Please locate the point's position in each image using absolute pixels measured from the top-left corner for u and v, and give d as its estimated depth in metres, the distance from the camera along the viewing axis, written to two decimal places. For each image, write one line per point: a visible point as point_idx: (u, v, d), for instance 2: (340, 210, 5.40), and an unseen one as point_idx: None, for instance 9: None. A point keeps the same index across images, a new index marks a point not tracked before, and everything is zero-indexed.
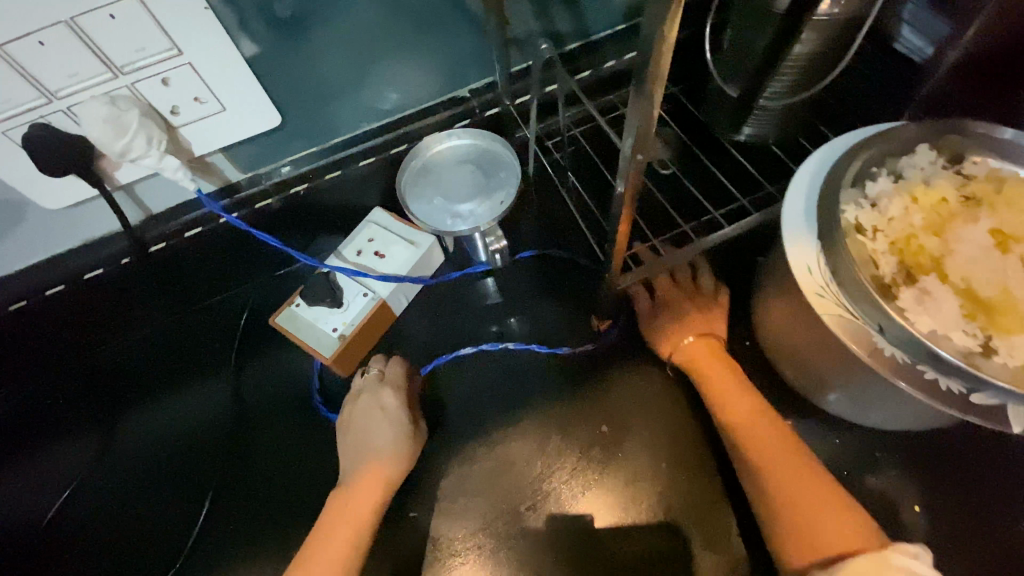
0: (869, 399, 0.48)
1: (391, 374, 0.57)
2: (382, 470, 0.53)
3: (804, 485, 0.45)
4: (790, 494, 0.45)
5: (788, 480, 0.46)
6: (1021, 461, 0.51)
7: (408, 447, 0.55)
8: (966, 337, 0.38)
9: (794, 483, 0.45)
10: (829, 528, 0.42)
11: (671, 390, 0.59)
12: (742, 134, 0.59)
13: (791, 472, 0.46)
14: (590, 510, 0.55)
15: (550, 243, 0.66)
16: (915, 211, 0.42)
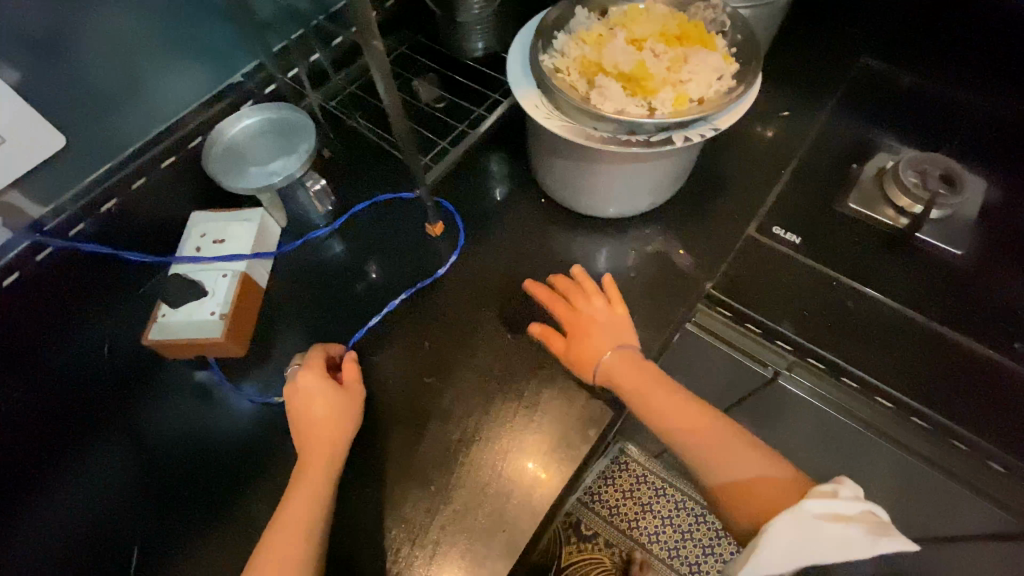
0: (619, 189, 0.68)
1: (310, 354, 0.62)
2: (324, 432, 0.56)
3: (607, 340, 0.60)
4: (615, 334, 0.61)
5: (594, 332, 0.61)
6: (719, 194, 0.76)
7: (345, 405, 0.59)
8: (639, 106, 0.56)
9: (611, 326, 0.62)
10: (581, 353, 0.60)
11: (506, 253, 0.73)
12: (477, 50, 0.81)
13: (602, 326, 0.62)
14: (484, 367, 0.65)
15: (370, 186, 0.77)
16: (588, 46, 0.60)
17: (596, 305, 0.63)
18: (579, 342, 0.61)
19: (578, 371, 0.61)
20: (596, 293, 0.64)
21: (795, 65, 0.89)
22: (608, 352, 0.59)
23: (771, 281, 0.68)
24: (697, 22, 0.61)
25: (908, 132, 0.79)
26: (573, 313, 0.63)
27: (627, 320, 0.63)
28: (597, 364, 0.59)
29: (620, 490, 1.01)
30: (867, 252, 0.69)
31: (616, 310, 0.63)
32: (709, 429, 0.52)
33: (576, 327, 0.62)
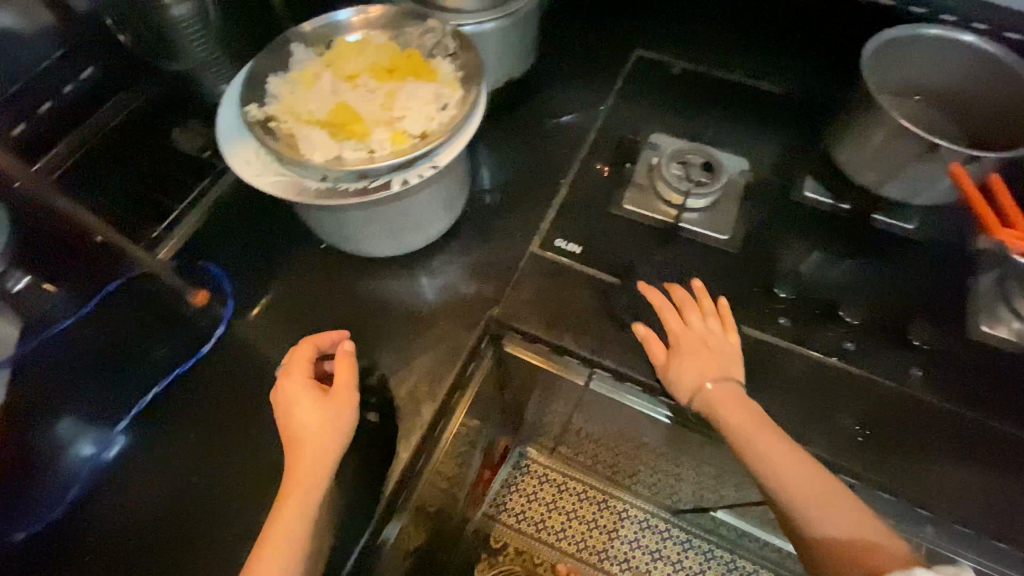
0: (378, 232, 0.65)
1: (298, 355, 0.61)
2: (306, 444, 0.55)
3: (716, 367, 0.59)
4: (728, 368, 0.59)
5: (699, 356, 0.59)
6: (503, 209, 0.76)
7: (326, 413, 0.57)
8: (354, 153, 0.52)
9: (718, 351, 0.60)
10: (681, 373, 0.59)
11: (286, 312, 0.70)
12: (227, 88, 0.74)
13: (705, 348, 0.60)
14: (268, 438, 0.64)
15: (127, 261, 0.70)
16: (300, 89, 0.55)
17: (700, 327, 0.61)
18: (682, 360, 0.59)
19: (676, 397, 0.59)
20: (712, 313, 0.62)
21: (579, 61, 0.89)
22: (710, 385, 0.58)
23: (551, 298, 0.68)
24: (414, 51, 0.58)
25: (681, 120, 0.82)
26: (682, 326, 0.61)
27: (736, 353, 0.60)
28: (698, 388, 0.58)
29: (524, 495, 1.14)
30: (642, 249, 0.71)
31: (726, 334, 0.61)
32: (835, 492, 0.51)
33: (677, 343, 0.60)
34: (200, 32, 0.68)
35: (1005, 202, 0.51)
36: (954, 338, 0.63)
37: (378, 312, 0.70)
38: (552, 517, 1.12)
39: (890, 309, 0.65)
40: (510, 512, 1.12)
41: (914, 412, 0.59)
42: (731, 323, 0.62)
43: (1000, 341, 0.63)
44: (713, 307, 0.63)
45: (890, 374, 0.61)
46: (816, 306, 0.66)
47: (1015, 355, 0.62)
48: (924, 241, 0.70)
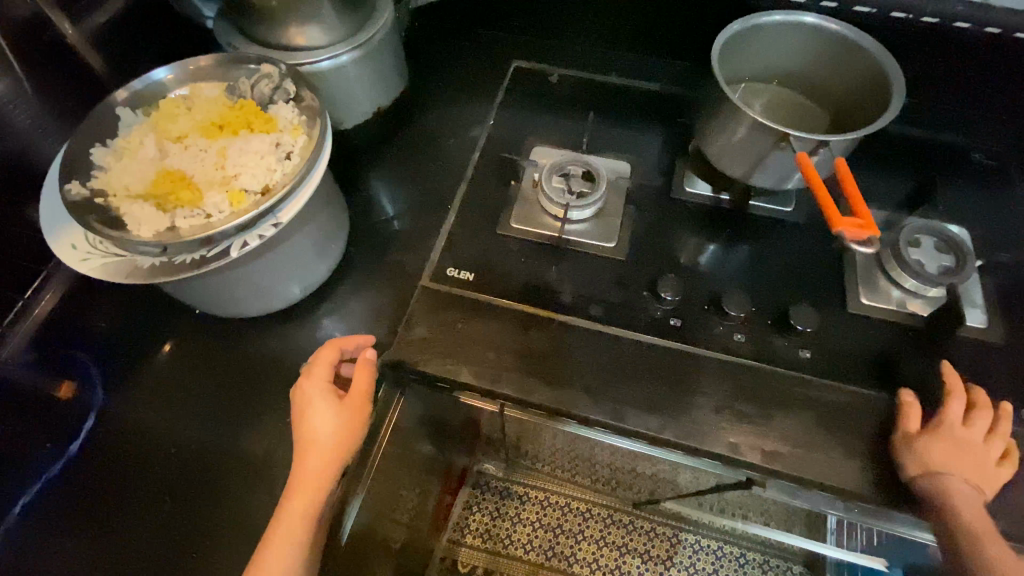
0: (249, 297, 0.61)
1: (321, 357, 0.59)
2: (320, 449, 0.54)
3: (971, 470, 0.54)
4: (957, 444, 0.55)
5: (960, 451, 0.55)
6: (387, 245, 0.74)
7: (345, 418, 0.56)
8: (188, 219, 0.49)
9: (977, 460, 0.55)
10: (929, 454, 0.55)
11: (165, 387, 0.66)
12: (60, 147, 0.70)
13: (972, 455, 0.55)
14: (153, 524, 0.60)
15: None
16: (126, 160, 0.52)
17: (978, 429, 0.56)
18: (937, 444, 0.55)
19: (908, 466, 0.55)
20: (983, 401, 0.58)
21: (458, 78, 0.87)
22: (960, 480, 0.54)
23: (445, 333, 0.65)
24: (248, 103, 0.55)
25: (564, 127, 0.81)
26: (957, 419, 0.57)
27: (999, 473, 0.55)
28: (946, 476, 0.54)
29: (486, 513, 1.13)
30: (532, 267, 0.70)
31: (1000, 469, 0.55)
32: (997, 545, 0.51)
33: (938, 431, 0.56)
34: (27, 110, 0.65)
35: (853, 191, 0.53)
36: (837, 316, 0.65)
37: (265, 370, 0.66)
38: (518, 530, 1.11)
39: (777, 296, 0.67)
40: (474, 532, 1.12)
41: (808, 394, 0.60)
42: (1004, 429, 0.57)
43: (880, 312, 0.65)
44: (989, 407, 0.58)
45: (783, 360, 0.62)
46: (703, 301, 0.66)
47: (898, 327, 0.64)
48: (800, 222, 0.72)
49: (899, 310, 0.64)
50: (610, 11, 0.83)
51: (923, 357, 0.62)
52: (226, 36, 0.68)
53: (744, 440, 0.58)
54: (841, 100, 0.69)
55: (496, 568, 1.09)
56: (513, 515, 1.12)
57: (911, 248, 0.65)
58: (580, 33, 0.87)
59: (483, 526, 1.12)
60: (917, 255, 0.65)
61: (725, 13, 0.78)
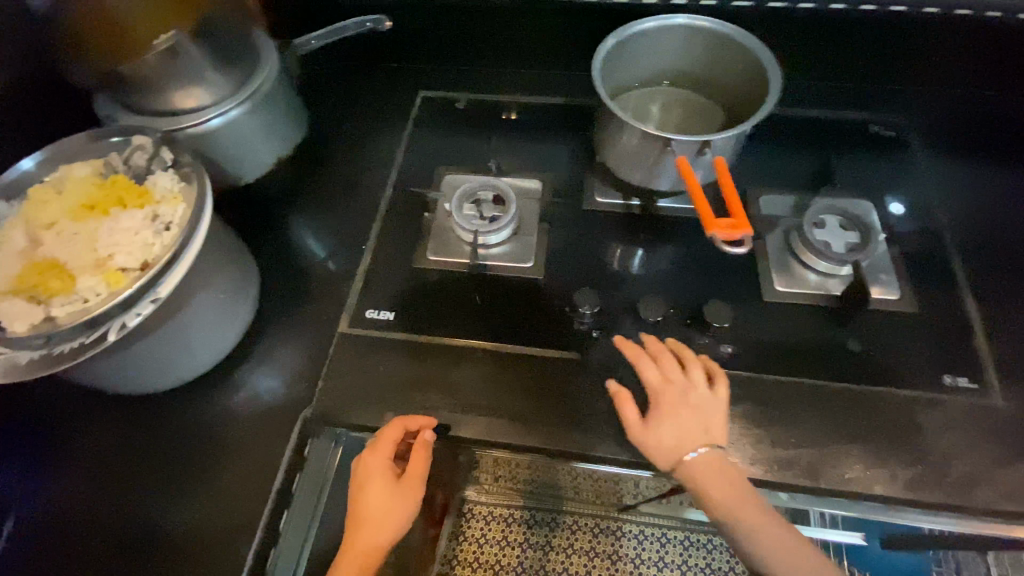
0: (154, 371, 0.59)
1: (385, 431, 0.59)
2: (373, 529, 0.56)
3: (697, 430, 0.54)
4: (665, 402, 0.56)
5: (681, 418, 0.55)
6: (301, 293, 0.71)
7: (403, 498, 0.57)
8: (68, 307, 0.48)
9: (703, 417, 0.55)
10: (661, 438, 0.54)
11: (77, 479, 0.62)
12: None
13: (688, 406, 0.55)
14: None
15: None
16: None
17: (678, 380, 0.57)
18: (659, 425, 0.55)
19: (652, 458, 0.55)
20: (665, 374, 0.57)
21: (363, 112, 0.86)
22: (692, 453, 0.54)
23: (370, 378, 0.64)
24: (121, 177, 0.55)
25: (473, 151, 0.81)
26: (658, 383, 0.57)
27: (720, 406, 0.56)
28: (681, 456, 0.54)
29: (472, 543, 1.17)
30: (454, 298, 0.69)
31: (711, 389, 0.56)
32: (749, 512, 0.52)
33: (653, 412, 0.56)
34: None
35: (731, 191, 0.54)
36: (756, 306, 0.65)
37: (184, 444, 0.63)
38: (506, 553, 1.16)
39: (697, 294, 0.67)
40: (462, 563, 1.16)
41: (737, 388, 0.60)
42: (704, 366, 0.58)
43: (797, 296, 0.65)
44: (697, 360, 0.59)
45: (705, 358, 0.62)
46: (623, 309, 0.67)
47: (814, 308, 0.64)
48: None
49: (815, 292, 0.65)
50: (504, 30, 0.83)
51: (844, 334, 0.63)
52: (106, 109, 0.67)
53: None
54: (730, 95, 0.70)
55: None
56: (497, 539, 1.18)
57: (815, 228, 0.67)
58: (478, 54, 0.87)
59: (472, 555, 1.17)
60: (822, 235, 0.66)
61: (613, 20, 0.79)
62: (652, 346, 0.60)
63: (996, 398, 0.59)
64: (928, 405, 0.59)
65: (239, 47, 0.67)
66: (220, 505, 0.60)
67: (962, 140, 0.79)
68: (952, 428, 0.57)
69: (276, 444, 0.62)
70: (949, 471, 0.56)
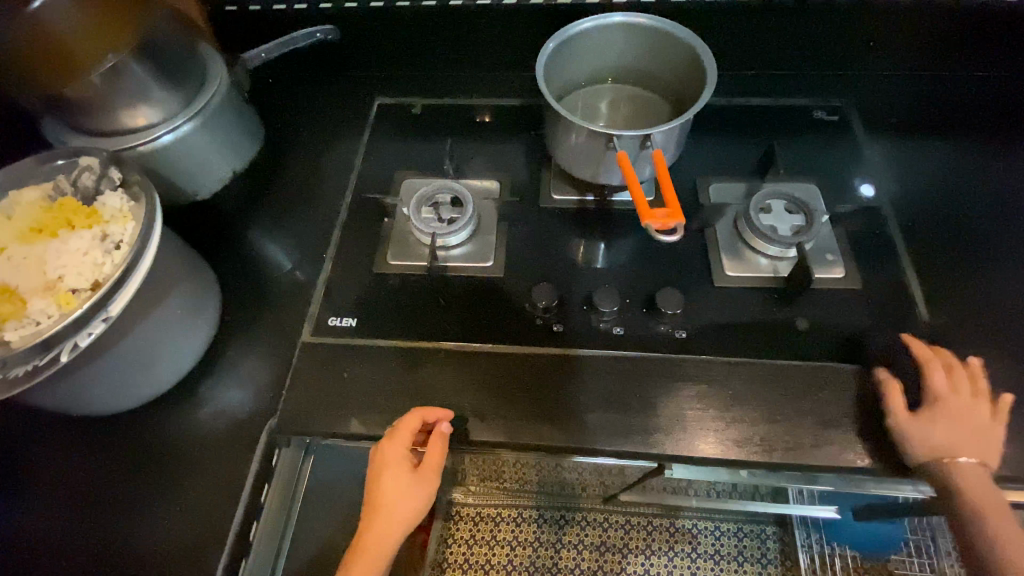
0: (114, 389, 0.59)
1: (404, 422, 0.60)
2: (390, 515, 0.61)
3: (972, 443, 0.56)
4: (961, 425, 0.56)
5: (961, 424, 0.56)
6: (264, 304, 0.72)
7: (417, 486, 0.61)
8: (18, 330, 0.48)
9: (974, 428, 0.56)
10: (929, 435, 0.56)
11: (40, 505, 0.61)
12: None
13: (968, 419, 0.56)
14: None
15: None
16: None
17: (963, 394, 0.58)
18: (931, 424, 0.56)
19: (913, 451, 0.56)
20: (960, 376, 0.59)
21: (320, 122, 0.87)
22: (963, 457, 0.55)
23: (334, 384, 0.65)
24: (69, 199, 0.55)
25: (431, 155, 0.82)
26: (946, 390, 0.58)
27: (997, 424, 0.57)
28: (950, 455, 0.55)
29: (462, 545, 1.24)
30: (415, 300, 0.70)
31: (981, 403, 0.57)
32: (1005, 521, 0.54)
33: (934, 406, 0.57)
34: None
35: (667, 184, 0.59)
36: (707, 292, 0.67)
37: (149, 462, 0.63)
38: (496, 552, 1.23)
39: (650, 284, 0.69)
40: (454, 565, 1.22)
41: (689, 372, 0.62)
42: (984, 389, 0.58)
43: (747, 280, 0.67)
44: (985, 391, 0.58)
45: (659, 344, 0.65)
46: (581, 301, 0.68)
47: (763, 290, 0.67)
48: None
49: (764, 275, 0.68)
50: (454, 35, 0.85)
51: (791, 314, 0.65)
52: (54, 131, 0.67)
53: (632, 430, 0.60)
54: (672, 88, 0.72)
55: None
56: (487, 539, 1.24)
57: (761, 214, 0.69)
58: (431, 60, 0.89)
59: (462, 556, 1.22)
60: (768, 221, 0.69)
61: (559, 20, 0.81)
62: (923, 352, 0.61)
63: None
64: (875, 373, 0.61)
65: (186, 64, 0.68)
66: (187, 519, 0.59)
67: (901, 120, 0.82)
68: None
69: (242, 455, 0.63)
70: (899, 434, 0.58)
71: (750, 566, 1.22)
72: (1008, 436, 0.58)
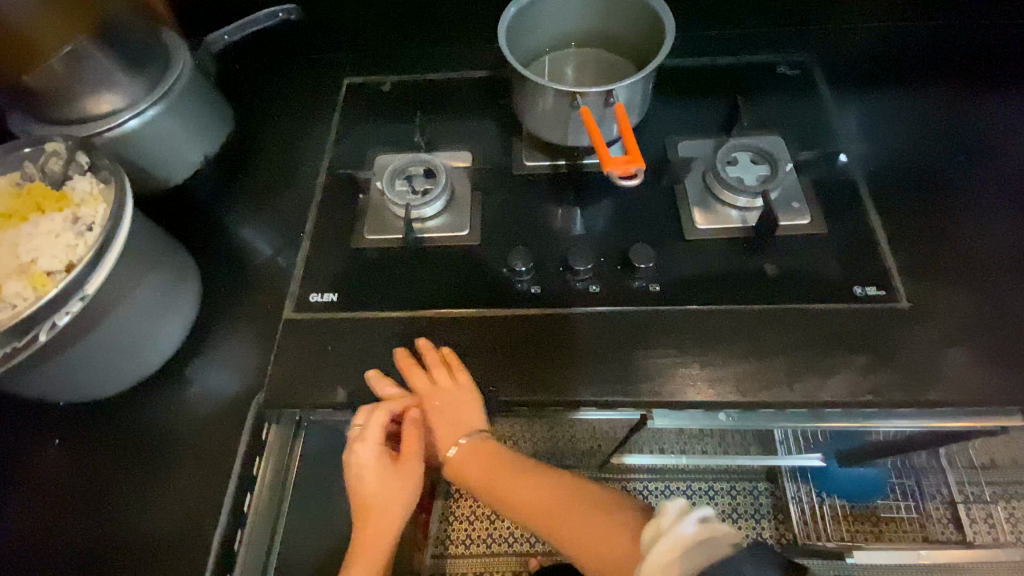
0: (98, 372, 0.60)
1: (373, 418, 0.61)
2: (380, 511, 0.61)
3: (450, 427, 0.63)
4: (444, 416, 0.63)
5: (433, 421, 0.63)
6: (245, 286, 0.72)
7: (402, 477, 0.62)
8: None
9: (446, 406, 0.62)
10: (430, 437, 0.64)
11: (36, 493, 0.62)
12: None
13: (444, 412, 0.62)
14: None
15: None
16: None
17: (447, 386, 0.62)
18: (426, 425, 0.64)
19: (425, 459, 0.65)
20: (423, 383, 0.63)
21: (289, 105, 0.87)
22: (452, 450, 0.63)
23: (318, 358, 0.66)
24: (38, 185, 0.55)
25: (402, 131, 0.82)
26: (405, 397, 0.63)
27: (470, 397, 0.62)
28: (444, 454, 0.64)
29: (464, 521, 1.27)
30: (394, 272, 0.71)
31: (455, 383, 0.62)
32: (539, 496, 0.60)
33: (413, 417, 0.63)
34: None
35: (629, 136, 0.60)
36: (680, 246, 0.69)
37: (142, 445, 0.63)
38: (497, 526, 1.26)
39: (623, 242, 0.70)
40: (458, 541, 1.25)
41: (664, 323, 0.64)
42: (461, 371, 0.63)
43: (719, 232, 0.69)
44: (441, 362, 0.63)
45: (634, 299, 0.66)
46: (557, 263, 0.70)
47: (733, 241, 0.69)
48: None
49: (735, 226, 0.69)
50: (417, 10, 0.85)
51: (761, 261, 0.67)
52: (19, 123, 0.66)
53: (613, 381, 0.62)
54: (637, 49, 0.73)
55: (484, 568, 1.22)
56: (488, 514, 1.27)
57: (728, 167, 0.71)
58: (397, 38, 0.89)
59: (464, 531, 1.26)
60: (734, 172, 0.70)
61: None
62: (410, 361, 0.64)
63: (903, 303, 0.63)
64: (845, 313, 0.63)
65: (146, 47, 0.68)
66: (183, 497, 0.60)
67: (860, 71, 0.84)
68: (866, 334, 0.61)
69: (233, 432, 0.64)
70: (867, 368, 0.60)
71: (742, 521, 1.26)
72: (973, 363, 0.60)
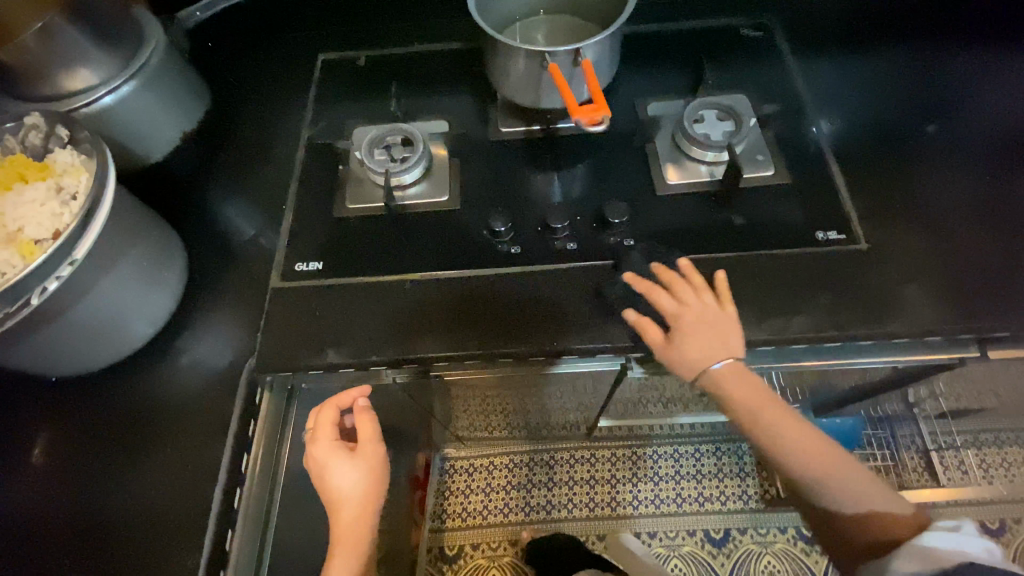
0: (89, 342, 0.61)
1: (323, 418, 0.68)
2: (347, 498, 0.64)
3: (718, 349, 0.59)
4: (679, 324, 0.60)
5: (691, 339, 0.60)
6: (230, 260, 0.74)
7: (361, 463, 0.66)
8: None
9: (718, 326, 0.60)
10: (686, 356, 0.60)
11: (34, 465, 0.63)
12: None
13: (704, 323, 0.60)
14: None
15: None
16: None
17: (693, 302, 0.61)
18: (678, 348, 0.60)
19: (673, 365, 0.61)
20: (704, 302, 0.61)
21: (264, 82, 0.87)
22: (693, 357, 0.59)
23: (306, 323, 0.68)
24: (19, 156, 0.58)
25: (378, 104, 0.84)
26: (676, 307, 0.61)
27: (726, 316, 0.61)
28: (706, 368, 0.59)
29: (460, 494, 1.30)
30: (377, 239, 0.73)
31: (700, 301, 0.61)
32: (807, 437, 0.58)
33: (677, 326, 0.60)
34: None
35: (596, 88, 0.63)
36: (652, 203, 0.72)
37: (136, 415, 0.65)
38: (493, 497, 1.29)
39: (597, 201, 0.73)
40: (455, 515, 1.28)
41: (639, 275, 0.67)
42: (701, 284, 0.63)
43: (688, 187, 0.72)
44: (703, 286, 0.63)
45: (610, 254, 0.69)
46: (536, 224, 0.72)
47: (702, 195, 0.71)
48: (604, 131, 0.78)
49: (703, 181, 0.72)
50: None
51: (729, 213, 0.70)
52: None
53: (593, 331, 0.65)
54: (601, 13, 0.76)
55: (481, 539, 1.25)
56: (483, 486, 1.30)
57: (695, 124, 0.73)
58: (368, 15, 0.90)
59: (461, 505, 1.29)
60: (701, 129, 0.73)
61: None
62: (663, 277, 0.64)
63: (861, 244, 0.67)
64: (808, 257, 0.66)
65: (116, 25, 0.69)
66: (181, 461, 0.62)
67: (818, 32, 0.87)
68: (827, 275, 0.65)
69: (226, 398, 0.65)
70: (829, 307, 0.63)
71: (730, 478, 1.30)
72: (928, 297, 0.63)
